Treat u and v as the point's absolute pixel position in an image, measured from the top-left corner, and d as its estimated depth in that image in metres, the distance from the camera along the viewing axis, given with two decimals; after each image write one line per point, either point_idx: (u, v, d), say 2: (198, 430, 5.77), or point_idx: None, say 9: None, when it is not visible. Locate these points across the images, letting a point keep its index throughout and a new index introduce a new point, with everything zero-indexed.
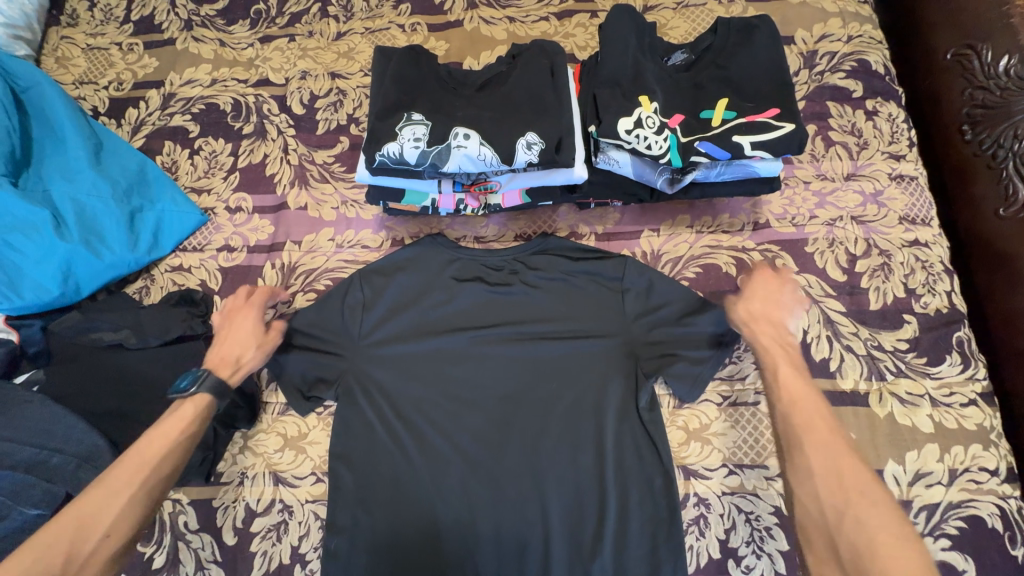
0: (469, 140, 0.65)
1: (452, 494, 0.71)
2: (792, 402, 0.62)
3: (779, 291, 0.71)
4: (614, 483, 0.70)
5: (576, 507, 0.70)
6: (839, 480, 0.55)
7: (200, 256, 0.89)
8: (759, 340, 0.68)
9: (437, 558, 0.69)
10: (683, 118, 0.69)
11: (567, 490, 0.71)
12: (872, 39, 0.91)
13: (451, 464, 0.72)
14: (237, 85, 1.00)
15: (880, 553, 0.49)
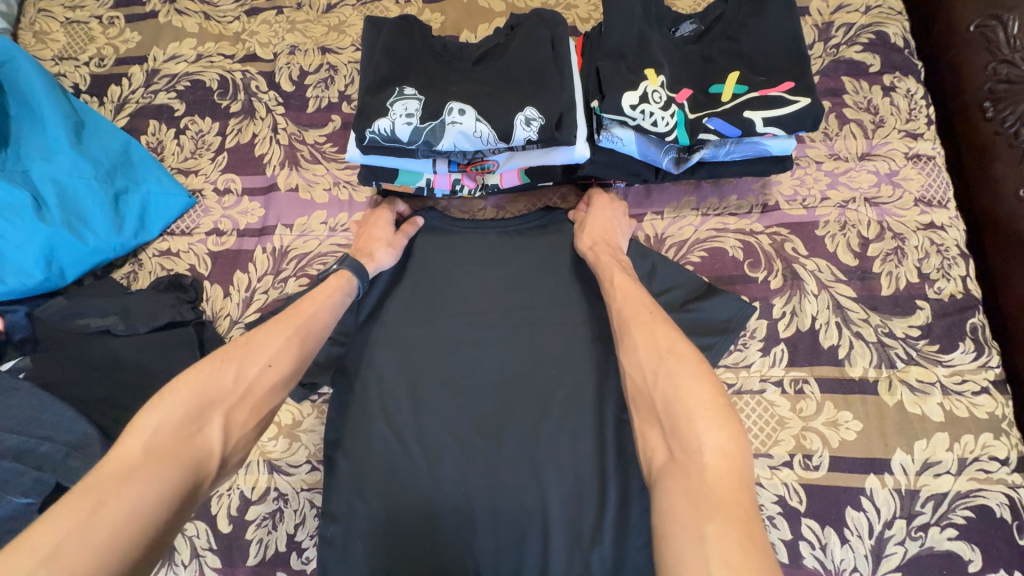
0: (464, 115, 0.61)
1: (448, 482, 0.69)
2: (623, 297, 0.64)
3: (613, 216, 0.76)
4: (614, 470, 0.69)
5: (575, 495, 0.69)
6: (653, 348, 0.56)
7: (189, 240, 0.86)
8: (599, 255, 0.70)
9: (434, 547, 0.68)
10: (691, 93, 0.65)
11: (566, 478, 0.69)
12: (891, 10, 0.86)
13: (447, 452, 0.70)
14: (223, 60, 0.96)
15: (686, 395, 0.49)
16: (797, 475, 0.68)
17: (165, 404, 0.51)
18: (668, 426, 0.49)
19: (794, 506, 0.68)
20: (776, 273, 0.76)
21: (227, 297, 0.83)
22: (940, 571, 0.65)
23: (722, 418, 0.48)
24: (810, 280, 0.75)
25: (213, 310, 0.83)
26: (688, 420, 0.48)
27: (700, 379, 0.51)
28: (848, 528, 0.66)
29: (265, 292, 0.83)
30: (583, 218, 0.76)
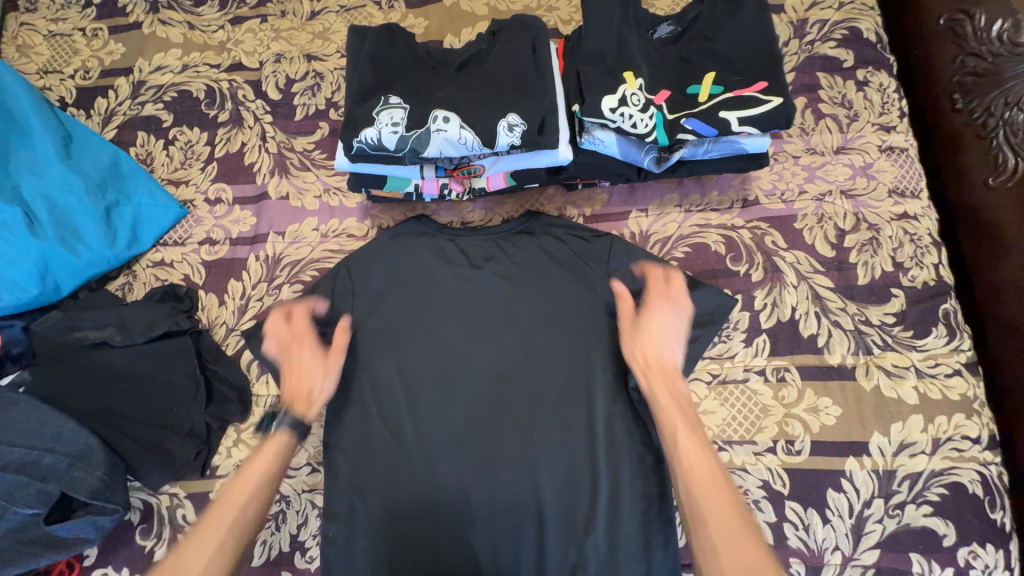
0: (448, 123, 0.62)
1: (447, 479, 0.72)
2: (665, 417, 0.69)
3: (659, 320, 0.73)
4: (604, 459, 0.72)
5: (568, 485, 0.72)
6: (710, 514, 0.62)
7: (182, 250, 0.87)
8: (653, 387, 0.71)
9: (434, 542, 0.70)
10: (669, 94, 0.67)
11: (560, 470, 0.72)
12: (863, 6, 0.88)
13: (444, 451, 0.73)
14: (209, 70, 0.97)
15: (733, 559, 0.58)
16: (781, 460, 0.71)
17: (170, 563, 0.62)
18: (714, 558, 0.59)
19: (778, 489, 0.70)
20: (757, 266, 0.78)
21: (222, 305, 0.84)
22: (916, 546, 0.68)
23: (741, 534, 0.60)
24: (789, 272, 0.77)
25: (209, 318, 0.84)
26: (731, 557, 0.59)
27: (738, 530, 0.61)
28: (830, 509, 0.69)
29: (260, 299, 0.84)
30: (638, 330, 0.72)
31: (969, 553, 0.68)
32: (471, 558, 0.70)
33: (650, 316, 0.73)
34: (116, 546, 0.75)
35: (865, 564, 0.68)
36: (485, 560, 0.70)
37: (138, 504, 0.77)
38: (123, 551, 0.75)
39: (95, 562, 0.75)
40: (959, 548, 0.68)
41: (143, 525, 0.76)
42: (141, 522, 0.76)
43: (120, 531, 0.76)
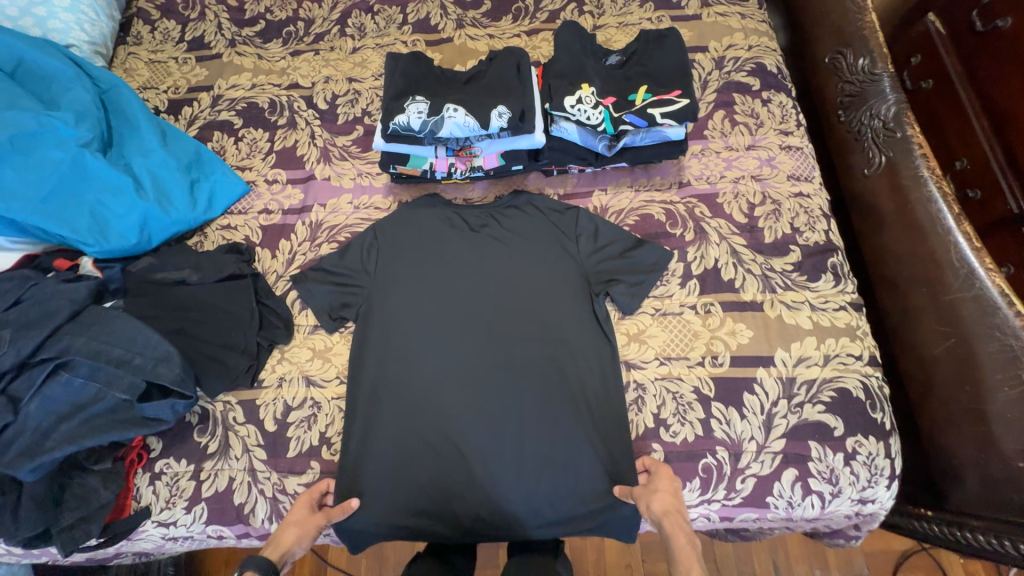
0: (457, 112, 0.88)
1: (449, 397, 0.93)
2: (660, 507, 0.78)
3: (673, 482, 0.82)
4: (571, 380, 0.93)
5: (544, 399, 0.92)
6: None
7: (245, 217, 1.11)
8: (673, 532, 0.75)
9: (439, 445, 0.91)
10: (615, 99, 0.94)
11: (535, 385, 0.93)
12: (767, 48, 1.19)
13: (447, 376, 0.94)
14: (273, 88, 1.26)
15: None
16: (707, 370, 0.92)
17: None
18: None
19: (706, 393, 0.90)
20: (689, 229, 1.03)
21: (274, 258, 1.07)
22: (813, 435, 0.87)
23: None
24: (713, 234, 1.02)
25: (263, 267, 1.07)
26: None
27: None
28: (746, 407, 0.89)
29: (304, 253, 1.07)
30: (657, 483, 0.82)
31: (855, 442, 0.87)
32: (468, 455, 0.90)
33: (663, 476, 0.83)
34: (178, 442, 0.93)
35: (774, 450, 0.87)
36: (478, 458, 0.90)
37: (197, 409, 0.96)
38: (183, 446, 0.93)
39: (160, 454, 0.93)
40: (847, 437, 0.87)
41: (200, 425, 0.95)
42: (198, 423, 0.95)
43: (181, 429, 0.94)
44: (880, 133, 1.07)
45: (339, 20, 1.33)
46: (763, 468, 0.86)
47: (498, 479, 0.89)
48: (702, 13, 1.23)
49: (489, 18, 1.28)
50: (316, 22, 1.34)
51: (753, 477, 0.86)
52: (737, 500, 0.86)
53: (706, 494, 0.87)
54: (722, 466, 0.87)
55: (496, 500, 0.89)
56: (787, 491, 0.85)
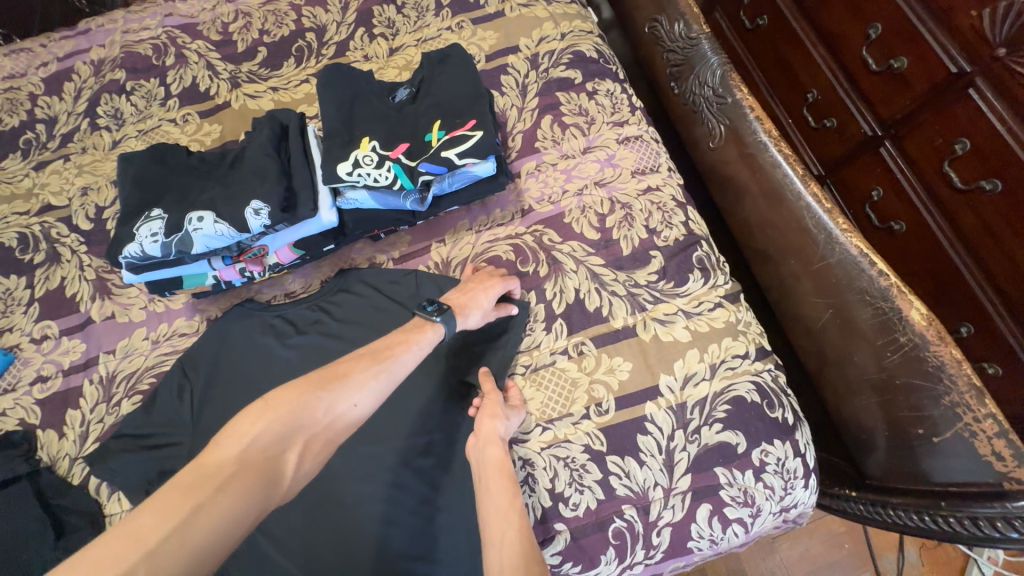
0: (203, 221, 0.71)
1: (315, 546, 0.77)
2: (481, 442, 0.75)
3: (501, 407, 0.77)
4: (452, 480, 0.79)
5: (425, 513, 0.77)
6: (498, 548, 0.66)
7: (14, 395, 0.88)
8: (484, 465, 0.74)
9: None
10: (406, 146, 0.79)
11: (408, 502, 0.78)
12: (581, 32, 1.07)
13: (309, 521, 0.78)
14: (19, 218, 1.00)
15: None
16: (594, 422, 0.81)
17: (272, 410, 0.62)
18: None
19: (598, 449, 0.79)
20: (542, 263, 0.90)
21: (62, 437, 0.85)
22: (717, 460, 0.79)
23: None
24: (568, 261, 0.90)
25: (50, 455, 0.84)
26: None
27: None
28: (643, 452, 0.79)
29: (100, 420, 0.86)
30: (493, 406, 0.77)
31: (761, 453, 0.79)
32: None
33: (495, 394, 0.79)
34: None
35: (682, 490, 0.78)
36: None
37: None
38: None
39: None
40: (751, 451, 0.79)
41: None
42: None
43: None
44: (712, 101, 0.98)
45: (86, 111, 1.08)
46: (675, 513, 0.77)
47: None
48: (504, 8, 1.09)
49: (267, 68, 1.08)
50: (59, 119, 1.08)
51: (668, 527, 0.77)
52: (658, 556, 0.78)
53: (625, 560, 0.77)
54: (634, 526, 0.77)
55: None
56: (707, 530, 0.77)
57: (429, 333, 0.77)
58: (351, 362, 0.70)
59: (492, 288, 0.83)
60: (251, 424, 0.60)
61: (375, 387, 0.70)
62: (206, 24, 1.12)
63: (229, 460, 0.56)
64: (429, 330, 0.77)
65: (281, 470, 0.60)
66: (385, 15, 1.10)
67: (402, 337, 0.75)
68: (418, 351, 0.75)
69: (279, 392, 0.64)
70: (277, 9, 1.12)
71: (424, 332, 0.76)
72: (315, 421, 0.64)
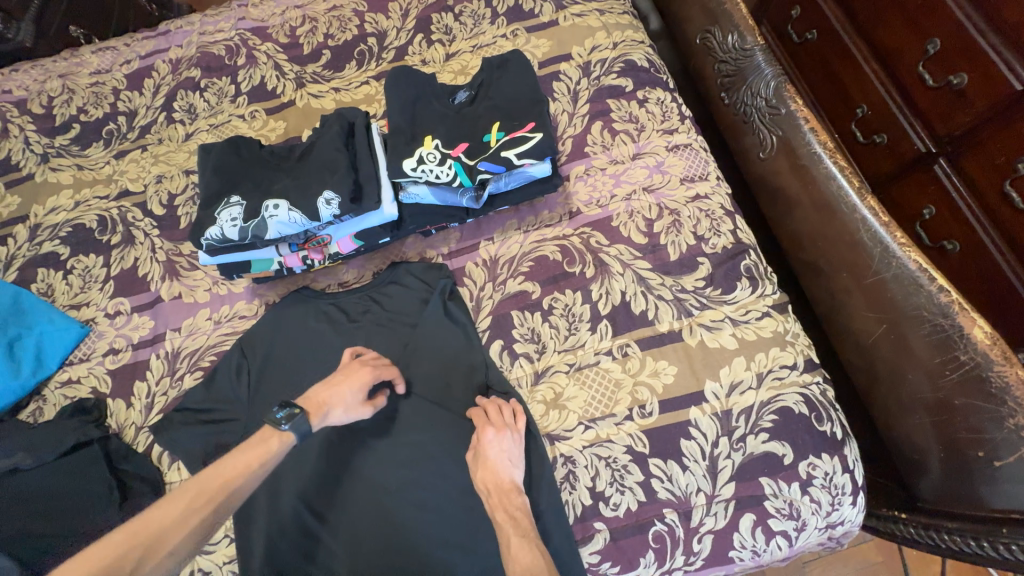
0: (278, 208, 0.75)
1: (359, 527, 0.79)
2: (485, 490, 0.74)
3: (491, 454, 0.75)
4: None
5: (466, 504, 0.79)
6: None
7: (88, 365, 0.94)
8: (496, 512, 0.72)
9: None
10: (466, 145, 0.82)
11: (450, 491, 0.79)
12: (633, 42, 1.09)
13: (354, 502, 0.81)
14: (100, 202, 1.08)
15: None
16: (638, 424, 0.81)
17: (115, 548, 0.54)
18: None
19: (641, 450, 0.80)
20: (588, 264, 0.92)
21: (130, 407, 0.91)
22: (763, 470, 0.78)
23: None
24: (615, 264, 0.91)
25: (118, 423, 0.90)
26: None
27: None
28: (686, 456, 0.79)
29: (163, 393, 0.91)
30: (476, 458, 0.76)
31: (808, 465, 0.78)
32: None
33: (484, 444, 0.76)
34: None
35: (725, 498, 0.77)
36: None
37: None
38: None
39: None
40: (798, 464, 0.78)
41: None
42: None
43: None
44: (765, 112, 0.98)
45: (163, 105, 1.16)
46: (717, 521, 0.76)
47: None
48: (558, 18, 1.12)
49: (331, 69, 1.14)
50: (139, 112, 1.16)
51: (709, 534, 0.76)
52: (698, 564, 0.77)
53: (665, 565, 0.76)
54: (675, 530, 0.77)
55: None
56: (750, 540, 0.76)
57: (274, 448, 0.69)
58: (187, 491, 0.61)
59: (364, 384, 0.78)
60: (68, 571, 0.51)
61: (197, 531, 0.59)
62: (276, 27, 1.19)
63: None
64: (274, 439, 0.69)
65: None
66: (442, 22, 1.15)
67: (239, 459, 0.66)
68: (255, 477, 0.66)
69: (139, 520, 0.57)
70: (341, 15, 1.18)
71: (265, 446, 0.69)
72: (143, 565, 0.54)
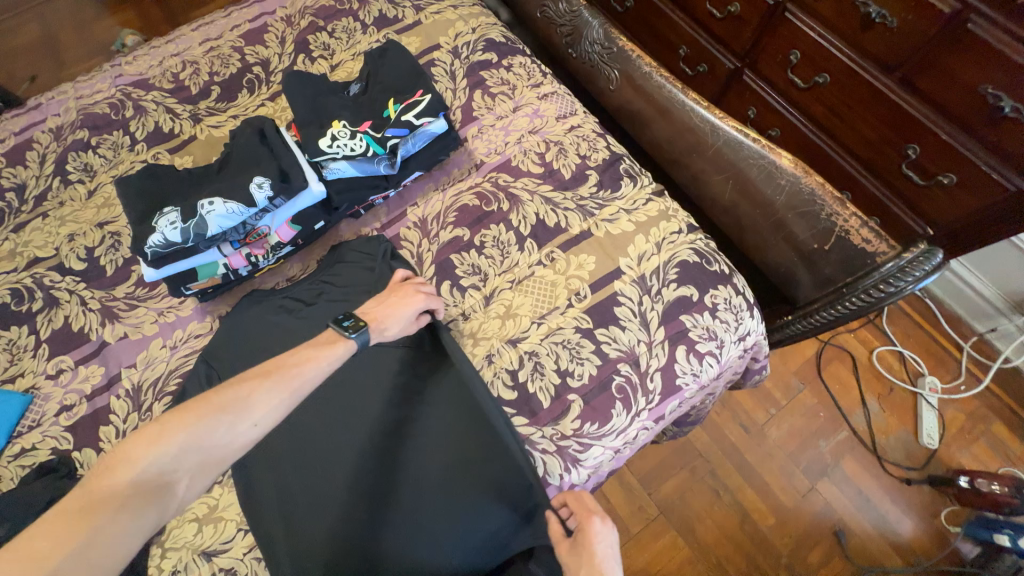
0: (214, 203, 0.84)
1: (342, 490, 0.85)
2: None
3: (601, 548, 0.74)
4: (443, 397, 0.90)
5: (434, 437, 0.87)
6: None
7: (41, 429, 0.91)
8: None
9: (356, 537, 0.81)
10: (370, 121, 0.95)
11: (417, 431, 0.88)
12: (488, 24, 1.30)
13: (343, 458, 0.87)
14: (8, 276, 1.05)
15: None
16: (578, 307, 0.97)
17: (195, 417, 0.64)
18: None
19: (586, 326, 0.95)
20: (503, 200, 1.07)
21: (101, 452, 0.89)
22: (680, 310, 0.97)
23: None
24: (523, 193, 1.08)
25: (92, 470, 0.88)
26: None
27: None
28: (622, 319, 0.96)
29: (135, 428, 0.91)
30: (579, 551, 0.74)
31: (711, 296, 0.99)
32: (387, 534, 0.81)
33: (587, 536, 0.75)
34: None
35: (660, 339, 0.95)
36: (401, 528, 0.81)
37: None
38: None
39: None
40: (703, 297, 0.98)
41: None
42: None
43: None
44: (603, 53, 1.23)
45: (55, 171, 1.15)
46: (660, 359, 0.94)
47: (425, 536, 0.80)
48: (420, 18, 1.30)
49: (224, 101, 1.22)
50: (29, 184, 1.14)
51: (658, 371, 0.93)
52: (657, 399, 0.93)
53: (632, 409, 0.91)
54: (631, 378, 0.92)
55: (443, 565, 0.79)
56: (687, 365, 0.94)
57: (338, 349, 0.78)
58: (260, 381, 0.70)
59: (412, 303, 0.88)
60: (149, 445, 0.61)
61: (272, 406, 0.69)
62: (157, 77, 1.25)
63: (126, 484, 0.59)
64: (339, 344, 0.78)
65: (176, 491, 0.61)
66: (319, 41, 1.27)
67: (306, 354, 0.76)
68: (315, 370, 0.75)
69: (217, 396, 0.67)
70: (221, 53, 1.27)
71: (331, 351, 0.78)
72: (214, 444, 0.64)
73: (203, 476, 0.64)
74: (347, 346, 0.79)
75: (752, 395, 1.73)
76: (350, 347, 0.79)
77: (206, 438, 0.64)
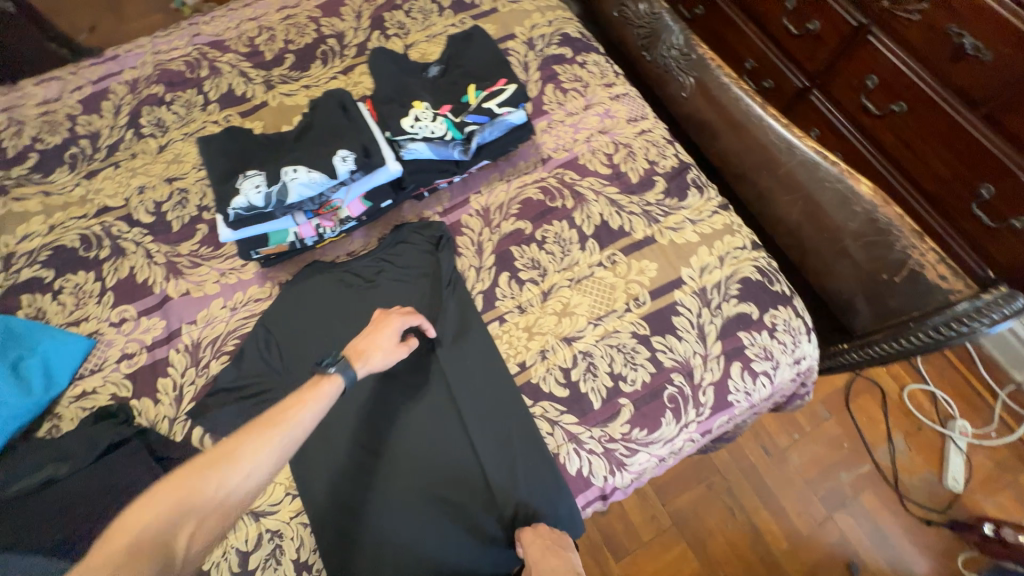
0: (298, 172, 0.86)
1: (350, 461, 0.87)
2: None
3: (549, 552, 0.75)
4: (434, 400, 0.90)
5: (445, 428, 0.88)
6: None
7: (102, 374, 0.93)
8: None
9: (343, 507, 0.83)
10: (450, 107, 0.97)
11: (429, 420, 0.89)
12: (564, 18, 1.28)
13: (365, 430, 0.88)
14: (78, 221, 1.07)
15: None
16: (636, 313, 0.97)
17: (181, 480, 0.61)
18: None
19: (642, 332, 0.95)
20: (567, 197, 1.07)
21: (158, 403, 0.91)
22: (739, 327, 0.96)
23: None
24: (589, 193, 1.07)
25: (148, 419, 0.90)
26: None
27: None
28: (679, 329, 0.95)
29: (192, 383, 0.93)
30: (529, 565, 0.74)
31: (771, 316, 0.98)
32: (371, 513, 0.83)
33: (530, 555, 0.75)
34: None
35: (716, 354, 0.94)
36: (381, 509, 0.83)
37: None
38: None
39: None
40: (763, 316, 0.97)
41: None
42: None
43: None
44: (680, 60, 1.21)
45: (129, 123, 1.17)
46: (715, 374, 0.93)
47: (401, 521, 0.82)
48: (496, 5, 1.29)
49: (297, 70, 1.22)
50: (102, 133, 1.16)
51: (711, 386, 0.93)
52: (707, 413, 0.92)
53: (682, 420, 0.91)
54: (683, 390, 0.92)
55: (412, 552, 0.81)
56: (741, 383, 0.93)
57: (326, 389, 0.74)
58: (244, 436, 0.66)
59: (391, 330, 0.85)
60: (139, 514, 0.58)
61: (267, 453, 0.66)
62: (233, 40, 1.26)
63: (120, 548, 0.54)
64: (324, 383, 0.75)
65: (174, 547, 0.56)
66: (395, 19, 1.27)
67: (293, 403, 0.72)
68: (309, 414, 0.71)
69: (198, 459, 0.63)
70: (297, 22, 1.27)
71: (319, 393, 0.74)
72: (206, 498, 0.60)
73: (205, 534, 0.59)
74: (332, 381, 0.75)
75: (777, 419, 1.72)
76: (337, 381, 0.75)
77: (198, 493, 0.60)
